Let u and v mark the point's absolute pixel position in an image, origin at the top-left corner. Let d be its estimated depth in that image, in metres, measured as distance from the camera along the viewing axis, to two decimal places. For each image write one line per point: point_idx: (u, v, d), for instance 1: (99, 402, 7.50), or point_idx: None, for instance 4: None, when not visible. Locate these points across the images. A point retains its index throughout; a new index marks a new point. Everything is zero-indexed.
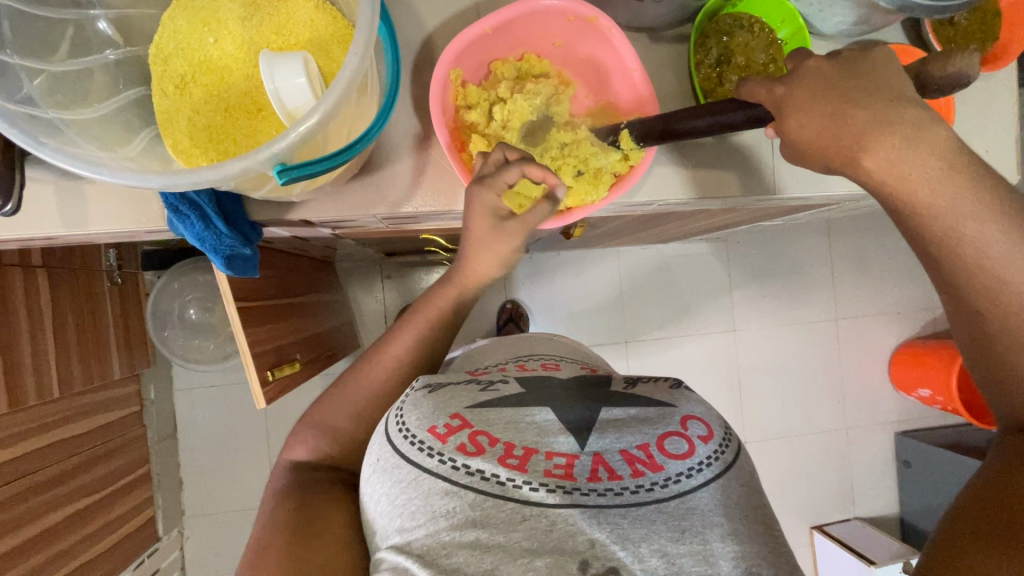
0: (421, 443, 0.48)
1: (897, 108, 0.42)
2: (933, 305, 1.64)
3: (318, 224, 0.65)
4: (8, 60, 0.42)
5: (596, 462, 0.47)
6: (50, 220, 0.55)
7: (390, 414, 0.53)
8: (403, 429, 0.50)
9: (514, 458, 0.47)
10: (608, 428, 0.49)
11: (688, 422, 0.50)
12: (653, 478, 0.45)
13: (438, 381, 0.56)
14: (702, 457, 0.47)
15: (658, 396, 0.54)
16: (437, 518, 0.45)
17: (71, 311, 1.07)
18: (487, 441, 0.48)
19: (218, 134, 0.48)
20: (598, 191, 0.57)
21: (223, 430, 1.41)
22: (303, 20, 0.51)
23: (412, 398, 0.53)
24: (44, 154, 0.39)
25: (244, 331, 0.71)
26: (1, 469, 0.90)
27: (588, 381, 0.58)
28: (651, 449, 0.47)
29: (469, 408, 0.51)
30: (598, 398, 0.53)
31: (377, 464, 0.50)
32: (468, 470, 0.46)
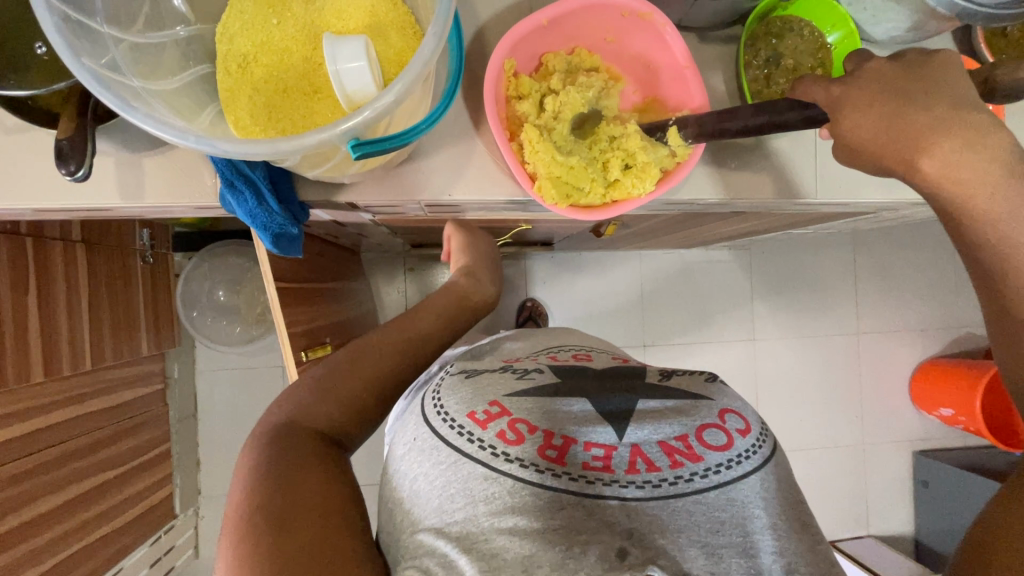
0: (460, 427, 0.49)
1: (959, 113, 0.43)
2: (957, 324, 1.62)
3: (362, 208, 0.66)
4: (98, 29, 0.44)
5: (634, 453, 0.47)
6: (109, 192, 0.56)
7: (427, 398, 0.54)
8: (443, 412, 0.51)
9: (553, 449, 0.47)
10: (645, 419, 0.49)
11: (725, 415, 0.50)
12: (693, 468, 0.45)
13: (474, 368, 0.57)
14: (741, 449, 0.47)
15: (694, 388, 0.55)
16: (476, 503, 0.44)
17: (105, 287, 1.10)
18: (526, 428, 0.48)
19: (277, 114, 0.49)
20: (644, 185, 0.56)
21: (242, 413, 1.43)
22: (364, 5, 0.52)
23: (449, 384, 0.55)
24: (135, 117, 0.40)
25: (282, 311, 0.72)
26: (35, 438, 0.94)
27: (623, 373, 0.58)
28: (690, 440, 0.47)
29: (507, 396, 0.52)
30: (636, 389, 0.54)
31: (414, 444, 0.51)
32: (507, 457, 0.46)
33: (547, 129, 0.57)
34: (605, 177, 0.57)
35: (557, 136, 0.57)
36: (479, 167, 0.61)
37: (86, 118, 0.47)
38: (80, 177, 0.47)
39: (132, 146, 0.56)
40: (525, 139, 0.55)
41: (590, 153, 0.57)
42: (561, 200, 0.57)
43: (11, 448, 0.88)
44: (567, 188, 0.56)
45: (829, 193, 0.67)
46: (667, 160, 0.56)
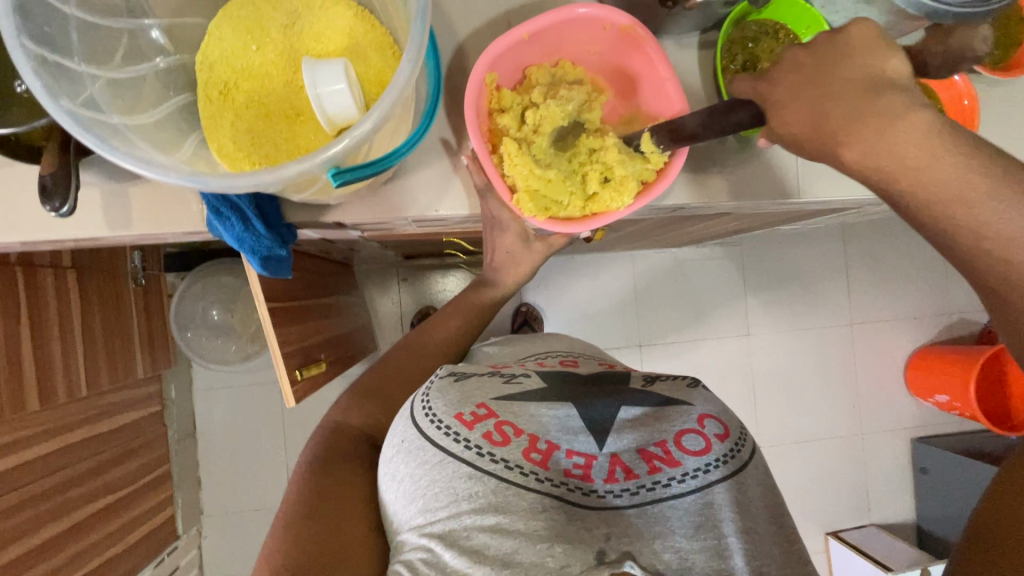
0: (447, 428, 0.48)
1: (874, 99, 0.40)
2: (948, 309, 1.63)
3: (350, 226, 0.66)
4: (76, 69, 0.44)
5: (614, 462, 0.48)
6: (95, 222, 0.57)
7: (416, 398, 0.53)
8: (431, 414, 0.50)
9: (537, 453, 0.47)
10: (625, 428, 0.49)
11: (705, 420, 0.50)
12: (670, 473, 0.46)
13: (462, 371, 0.57)
14: (719, 454, 0.47)
15: (677, 394, 0.54)
16: (460, 501, 0.45)
17: (98, 312, 1.09)
18: (512, 431, 0.48)
19: (260, 139, 0.50)
20: (623, 199, 0.56)
21: (241, 430, 1.43)
22: (341, 28, 0.52)
23: (438, 385, 0.54)
24: (114, 156, 0.41)
25: (275, 331, 0.72)
26: (38, 465, 0.94)
27: (607, 379, 0.58)
28: (669, 445, 0.48)
29: (495, 399, 0.52)
30: (619, 394, 0.53)
31: (402, 445, 0.50)
32: (492, 457, 0.46)
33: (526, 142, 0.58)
34: (584, 189, 0.58)
35: (538, 149, 0.57)
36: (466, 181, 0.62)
37: (69, 153, 0.47)
38: (65, 213, 0.47)
39: (117, 176, 0.56)
40: (505, 152, 0.56)
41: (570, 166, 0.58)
42: (540, 212, 0.57)
43: (14, 476, 0.88)
44: (546, 198, 0.57)
45: (812, 192, 0.67)
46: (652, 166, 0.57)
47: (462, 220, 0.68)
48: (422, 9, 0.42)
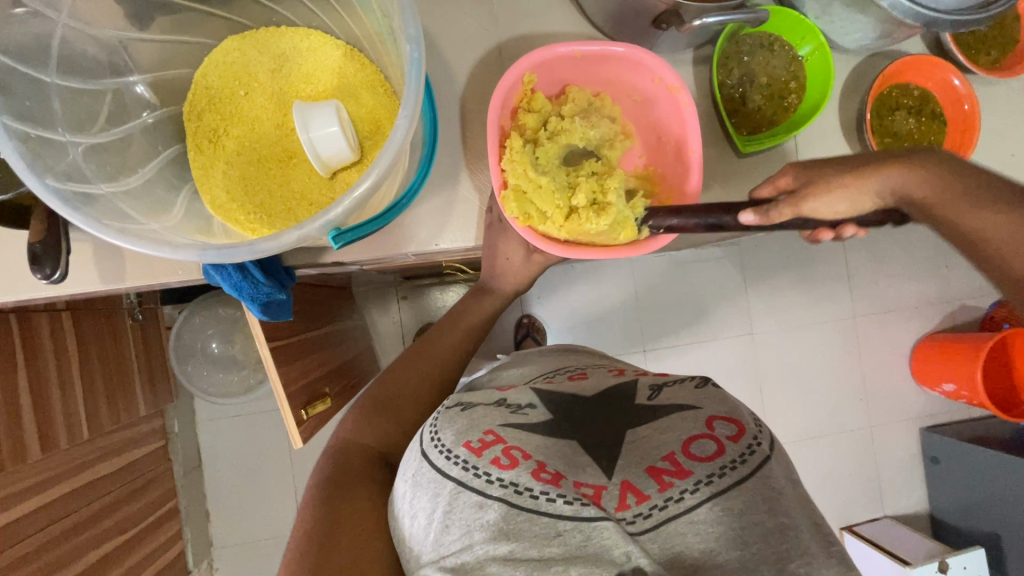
0: (457, 457, 0.47)
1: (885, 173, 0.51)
2: (951, 296, 1.62)
3: (349, 264, 0.65)
4: (60, 139, 0.42)
5: (624, 489, 0.45)
6: (89, 277, 0.55)
7: (425, 430, 0.52)
8: (439, 445, 0.49)
9: (548, 472, 0.46)
10: (631, 450, 0.49)
11: (713, 423, 0.49)
12: (682, 485, 0.45)
13: (469, 400, 0.56)
14: (732, 457, 0.46)
15: (682, 399, 0.53)
16: (472, 531, 0.44)
17: (96, 352, 1.08)
18: (521, 454, 0.47)
19: (253, 186, 0.49)
20: (599, 222, 0.54)
21: (247, 459, 1.41)
22: (330, 68, 0.51)
23: (445, 416, 0.53)
24: (109, 235, 0.39)
25: (277, 371, 0.71)
26: (43, 513, 0.92)
27: (613, 401, 0.55)
28: (677, 457, 0.47)
29: (502, 425, 0.51)
30: (618, 418, 0.52)
31: (413, 479, 0.49)
32: (502, 483, 0.45)
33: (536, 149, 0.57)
34: (568, 206, 0.56)
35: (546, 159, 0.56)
36: (467, 211, 0.60)
37: (58, 218, 0.46)
38: (57, 279, 0.46)
39: None
40: (512, 147, 0.55)
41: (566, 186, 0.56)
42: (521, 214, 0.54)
43: (18, 528, 0.86)
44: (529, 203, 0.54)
45: None
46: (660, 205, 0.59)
47: (462, 252, 0.67)
48: (417, 55, 0.40)
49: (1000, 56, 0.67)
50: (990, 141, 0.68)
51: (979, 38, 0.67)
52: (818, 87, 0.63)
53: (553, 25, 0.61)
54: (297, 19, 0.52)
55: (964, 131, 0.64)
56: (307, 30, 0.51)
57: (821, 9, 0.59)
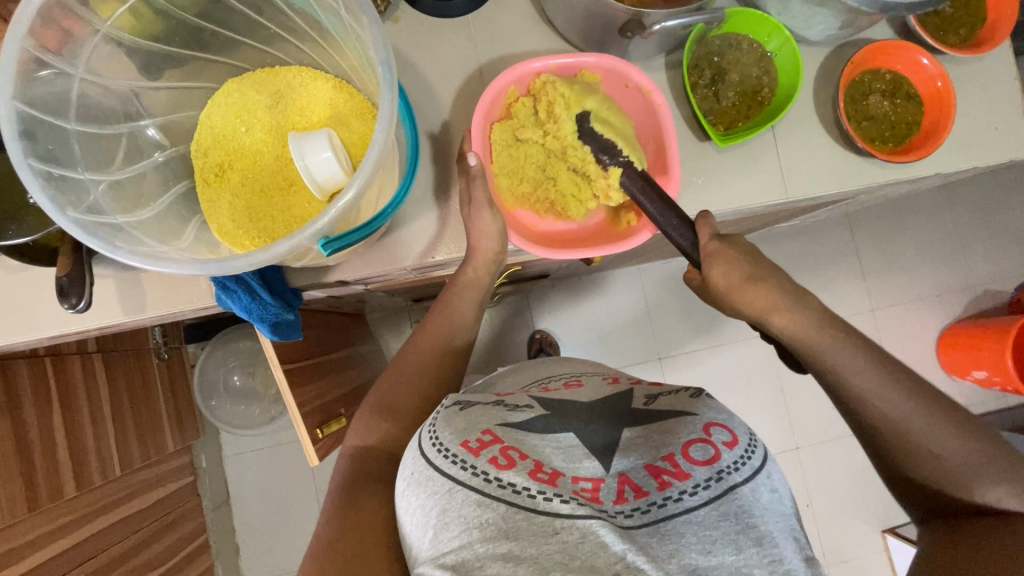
0: (454, 456, 0.47)
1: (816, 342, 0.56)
2: (975, 283, 1.52)
3: (353, 282, 0.68)
4: (80, 177, 0.47)
5: (622, 483, 0.47)
6: (114, 310, 0.59)
7: (422, 431, 0.51)
8: (437, 443, 0.48)
9: (544, 474, 0.46)
10: (630, 447, 0.50)
11: (711, 428, 0.50)
12: (681, 487, 0.45)
13: (466, 399, 0.55)
14: (729, 463, 0.47)
15: (680, 406, 0.54)
16: (470, 530, 0.43)
17: (126, 391, 1.13)
18: (518, 454, 0.47)
19: (257, 213, 0.53)
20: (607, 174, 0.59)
21: (271, 491, 1.42)
22: (322, 100, 0.55)
23: (443, 415, 0.52)
24: (121, 257, 0.43)
25: (292, 392, 0.74)
26: (80, 550, 0.95)
27: (609, 408, 0.55)
28: (676, 458, 0.48)
29: (500, 425, 0.51)
30: (620, 416, 0.54)
31: (411, 478, 0.48)
32: (500, 483, 0.44)
33: (537, 127, 0.61)
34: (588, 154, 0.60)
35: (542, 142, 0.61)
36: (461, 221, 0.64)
37: (82, 253, 0.50)
38: (82, 308, 0.50)
39: (129, 265, 0.59)
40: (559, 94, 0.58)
41: (541, 177, 0.63)
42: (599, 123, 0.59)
43: (57, 564, 0.89)
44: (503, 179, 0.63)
45: (800, 189, 0.67)
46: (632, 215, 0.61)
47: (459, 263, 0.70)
48: (387, 73, 0.43)
49: (973, 33, 0.68)
50: (972, 115, 0.69)
51: (948, 17, 0.69)
52: (788, 79, 0.65)
53: (528, 44, 0.65)
54: (290, 58, 0.57)
55: (943, 107, 0.66)
56: (298, 67, 0.56)
57: (782, 6, 0.62)
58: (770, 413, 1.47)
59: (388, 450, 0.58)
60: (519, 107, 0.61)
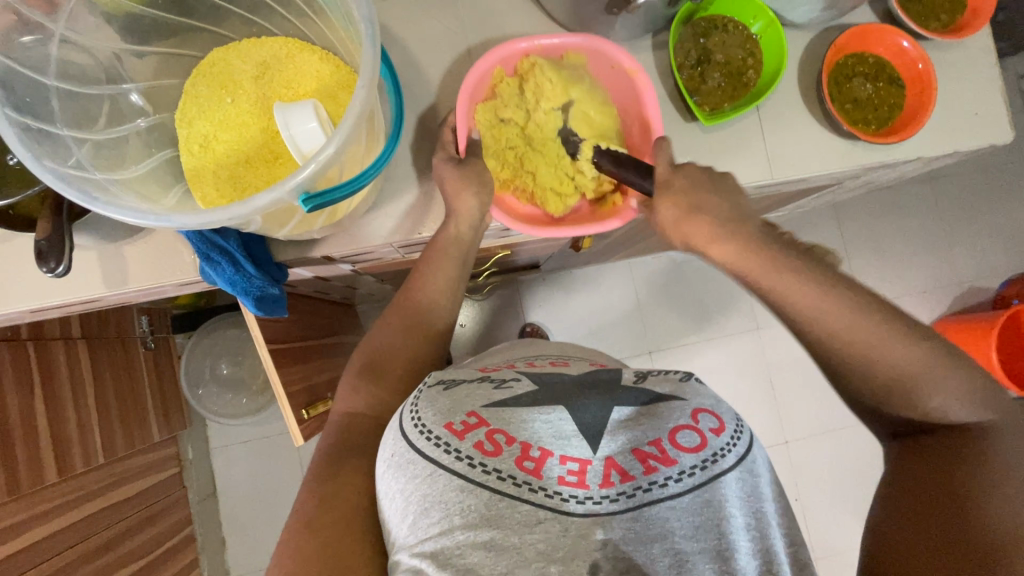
0: (437, 438, 0.45)
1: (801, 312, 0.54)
2: (959, 278, 1.54)
3: (339, 260, 0.68)
4: (59, 133, 0.46)
5: (608, 466, 0.45)
6: (95, 282, 0.59)
7: (403, 410, 0.50)
8: (419, 424, 0.47)
9: (530, 461, 0.44)
10: (619, 428, 0.47)
11: (699, 414, 0.48)
12: (668, 473, 0.44)
13: (450, 377, 0.53)
14: (716, 449, 0.46)
15: (668, 389, 0.51)
16: (451, 516, 0.42)
17: (111, 379, 1.12)
18: (504, 439, 0.45)
19: (241, 183, 0.52)
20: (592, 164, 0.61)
21: (258, 484, 1.41)
22: (309, 71, 0.55)
23: (425, 394, 0.50)
24: (98, 208, 0.42)
25: (277, 371, 0.73)
26: (61, 537, 0.94)
27: (596, 381, 0.54)
28: (664, 443, 0.46)
29: (485, 407, 0.49)
30: (607, 390, 0.52)
31: (392, 460, 0.47)
32: (484, 468, 0.44)
33: (523, 111, 0.62)
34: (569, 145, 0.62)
35: (525, 126, 0.62)
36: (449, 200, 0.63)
37: (62, 218, 0.49)
38: (61, 273, 0.48)
39: (112, 236, 0.59)
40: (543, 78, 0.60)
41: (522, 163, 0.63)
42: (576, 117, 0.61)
43: (38, 550, 0.88)
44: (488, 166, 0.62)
45: (784, 171, 0.68)
46: (618, 195, 0.62)
47: None
48: (371, 31, 0.44)
49: (954, 19, 0.70)
50: (954, 100, 0.70)
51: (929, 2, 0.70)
52: (773, 60, 0.66)
53: (516, 22, 0.66)
54: (277, 29, 0.57)
55: (923, 89, 0.67)
56: (285, 39, 0.56)
57: None
58: (758, 406, 1.48)
59: (373, 424, 0.58)
60: (504, 88, 0.61)
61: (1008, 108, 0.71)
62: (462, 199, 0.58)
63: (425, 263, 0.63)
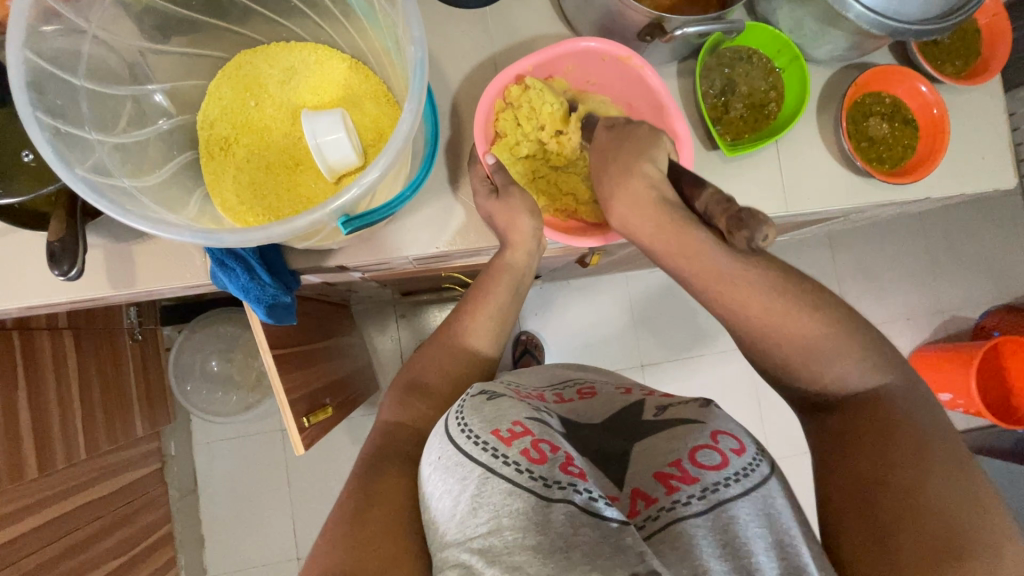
0: (485, 443, 0.45)
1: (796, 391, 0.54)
2: (946, 308, 1.52)
3: (352, 268, 0.67)
4: (88, 137, 0.45)
5: (635, 495, 0.46)
6: (101, 282, 0.57)
7: (448, 415, 0.50)
8: (466, 429, 0.47)
9: (574, 467, 0.45)
10: (641, 457, 0.49)
11: (718, 436, 0.49)
12: (690, 490, 0.44)
13: (493, 390, 0.53)
14: (737, 469, 0.46)
15: (689, 414, 0.53)
16: (500, 517, 0.41)
17: (96, 372, 1.08)
18: (549, 448, 0.46)
19: (262, 190, 0.51)
20: None
21: (241, 482, 1.38)
22: (337, 79, 0.54)
23: (470, 403, 0.50)
24: (131, 221, 0.41)
25: (281, 378, 0.72)
26: (39, 534, 0.90)
27: (624, 422, 0.55)
28: (684, 463, 0.47)
29: (529, 417, 0.49)
30: (635, 430, 0.53)
31: (439, 462, 0.46)
32: (531, 474, 0.44)
33: (530, 138, 0.62)
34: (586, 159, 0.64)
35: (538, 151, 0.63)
36: (476, 215, 0.63)
37: (76, 219, 0.48)
38: (73, 277, 0.47)
39: (122, 237, 0.57)
40: (541, 101, 0.60)
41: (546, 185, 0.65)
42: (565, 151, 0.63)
43: (17, 546, 0.85)
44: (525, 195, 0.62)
45: (799, 204, 0.69)
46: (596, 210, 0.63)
47: (461, 256, 0.69)
48: (419, 55, 0.43)
49: (968, 64, 0.72)
50: (964, 144, 0.72)
51: (947, 47, 0.72)
52: (794, 95, 0.67)
53: (543, 40, 0.65)
54: (306, 34, 0.55)
55: (934, 135, 0.69)
56: (315, 45, 0.55)
57: (794, 23, 0.63)
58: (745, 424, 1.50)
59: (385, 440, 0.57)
60: (506, 122, 0.61)
61: (1014, 154, 0.73)
62: (517, 226, 0.59)
63: (483, 290, 0.64)
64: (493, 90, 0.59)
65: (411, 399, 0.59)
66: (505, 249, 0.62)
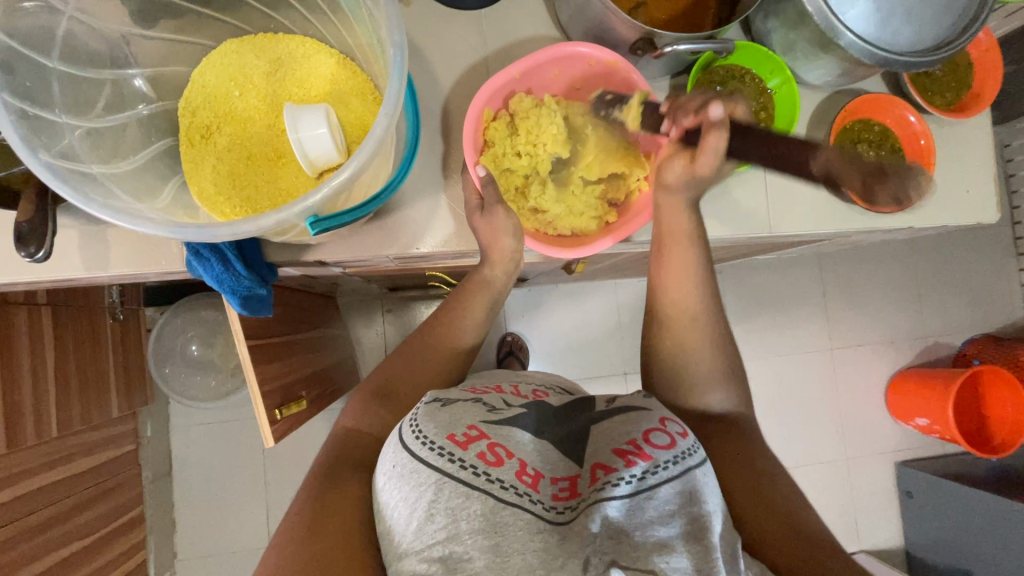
0: (440, 448, 0.45)
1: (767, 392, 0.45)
2: (929, 334, 1.53)
3: (332, 264, 0.67)
4: (56, 120, 0.44)
5: (595, 468, 0.48)
6: (72, 263, 0.56)
7: (403, 423, 0.49)
8: (419, 435, 0.46)
9: (528, 475, 0.46)
10: (599, 439, 0.51)
11: (666, 420, 0.51)
12: (646, 466, 0.47)
13: (445, 396, 0.52)
14: (685, 447, 0.49)
15: (632, 401, 0.56)
16: (458, 521, 0.42)
17: (73, 349, 1.07)
18: (505, 452, 0.46)
19: (241, 181, 0.51)
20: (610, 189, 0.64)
21: (216, 467, 1.37)
22: (323, 74, 0.53)
23: (422, 410, 0.49)
24: (93, 209, 0.40)
25: (254, 369, 0.71)
26: (5, 510, 0.89)
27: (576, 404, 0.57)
28: (639, 442, 0.49)
29: (484, 421, 0.49)
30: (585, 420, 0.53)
31: (393, 471, 0.46)
32: (488, 478, 0.44)
33: (517, 149, 0.63)
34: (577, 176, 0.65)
35: (526, 160, 0.64)
36: (463, 222, 0.63)
37: (46, 199, 0.48)
38: (40, 257, 0.48)
39: (98, 219, 0.56)
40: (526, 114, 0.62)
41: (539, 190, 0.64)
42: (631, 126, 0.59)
43: None
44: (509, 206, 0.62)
45: (783, 224, 0.69)
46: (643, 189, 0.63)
47: (441, 257, 0.69)
48: (399, 58, 0.43)
49: (959, 97, 0.73)
50: (949, 176, 0.73)
51: (938, 80, 0.72)
52: (784, 117, 0.67)
53: (537, 46, 0.65)
54: (295, 27, 0.55)
55: (921, 165, 0.69)
56: (302, 38, 0.54)
57: (787, 46, 0.63)
58: None
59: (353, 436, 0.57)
60: (494, 131, 0.62)
61: (997, 189, 0.73)
62: (498, 245, 0.61)
63: (462, 299, 0.66)
64: (481, 94, 0.58)
65: (383, 401, 0.59)
66: (484, 266, 0.64)
